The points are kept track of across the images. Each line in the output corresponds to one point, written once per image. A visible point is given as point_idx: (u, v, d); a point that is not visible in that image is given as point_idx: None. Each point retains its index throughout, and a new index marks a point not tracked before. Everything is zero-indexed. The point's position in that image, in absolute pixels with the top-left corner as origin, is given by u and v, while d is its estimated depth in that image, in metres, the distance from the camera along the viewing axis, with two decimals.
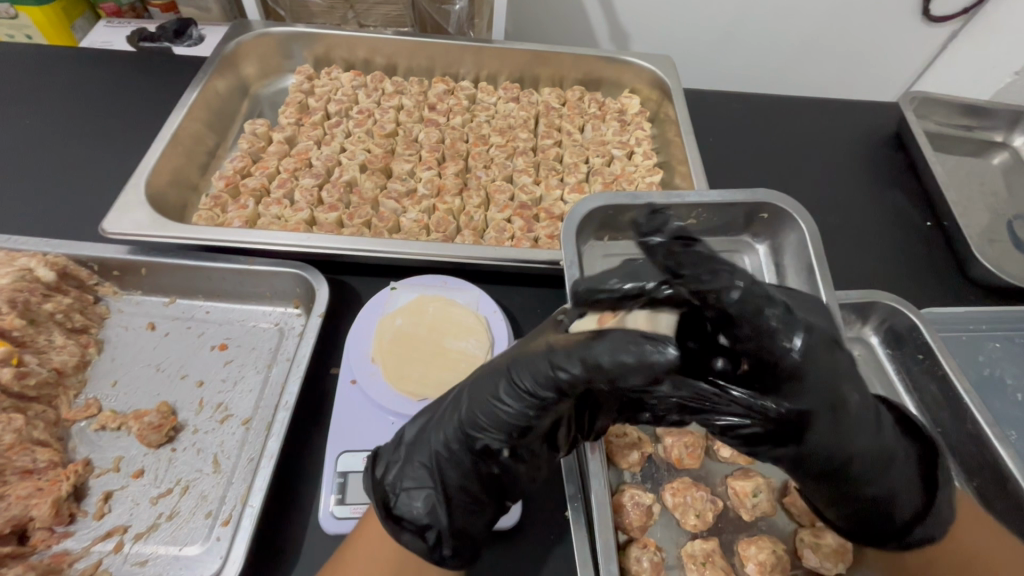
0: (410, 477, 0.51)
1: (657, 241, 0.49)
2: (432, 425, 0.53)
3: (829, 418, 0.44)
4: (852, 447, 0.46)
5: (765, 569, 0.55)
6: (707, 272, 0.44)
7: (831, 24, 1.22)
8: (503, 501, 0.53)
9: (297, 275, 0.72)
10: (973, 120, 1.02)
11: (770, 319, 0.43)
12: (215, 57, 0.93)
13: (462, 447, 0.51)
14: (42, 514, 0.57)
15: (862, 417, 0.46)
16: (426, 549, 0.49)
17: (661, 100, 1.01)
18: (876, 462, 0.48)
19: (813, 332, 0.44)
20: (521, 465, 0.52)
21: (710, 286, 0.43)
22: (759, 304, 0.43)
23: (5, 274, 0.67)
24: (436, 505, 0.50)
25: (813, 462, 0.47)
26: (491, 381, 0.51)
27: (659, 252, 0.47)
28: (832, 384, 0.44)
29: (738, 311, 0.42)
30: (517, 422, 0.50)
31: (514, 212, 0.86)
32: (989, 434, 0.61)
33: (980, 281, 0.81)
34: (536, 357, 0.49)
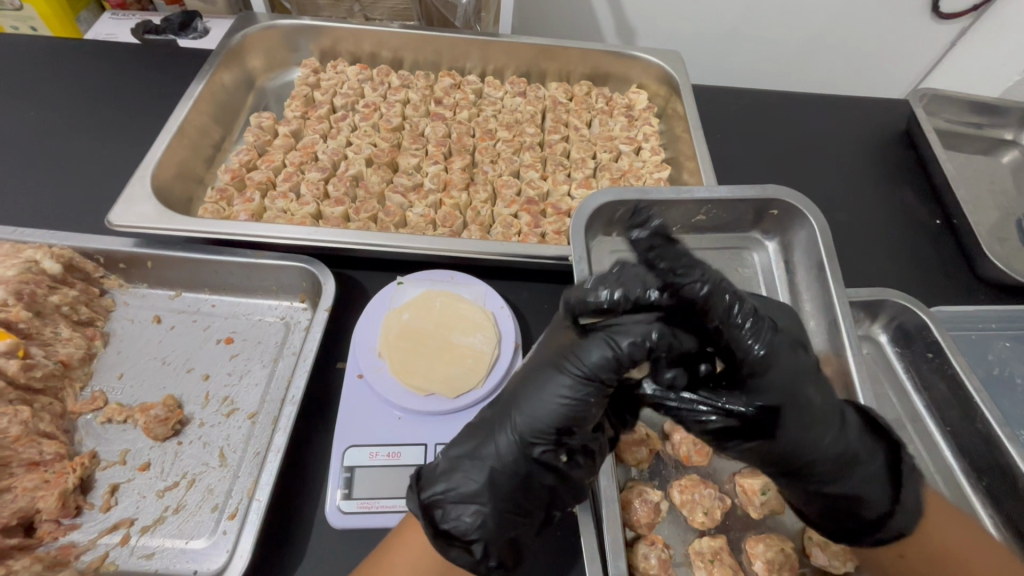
0: (460, 490, 0.50)
1: (641, 234, 0.46)
2: (483, 434, 0.52)
3: (789, 414, 0.49)
4: (809, 445, 0.50)
5: (773, 567, 0.55)
6: (681, 269, 0.45)
7: (840, 21, 1.21)
8: (553, 509, 0.52)
9: (303, 268, 0.71)
10: (984, 117, 1.02)
11: (740, 318, 0.46)
12: (221, 49, 0.92)
13: (514, 455, 0.50)
14: (49, 507, 0.57)
15: (821, 417, 0.50)
16: (473, 562, 0.49)
17: (668, 96, 1.00)
18: (837, 462, 0.51)
19: (777, 332, 0.48)
20: (577, 471, 0.50)
21: (687, 281, 0.45)
22: (727, 302, 0.45)
23: (12, 265, 0.66)
24: (485, 518, 0.49)
25: (774, 459, 0.51)
26: (546, 381, 0.50)
27: (642, 246, 0.46)
28: (794, 384, 0.48)
29: (713, 304, 0.44)
30: (572, 424, 0.49)
31: (520, 207, 0.85)
32: (1000, 434, 0.60)
33: (989, 280, 0.81)
34: (590, 346, 0.48)
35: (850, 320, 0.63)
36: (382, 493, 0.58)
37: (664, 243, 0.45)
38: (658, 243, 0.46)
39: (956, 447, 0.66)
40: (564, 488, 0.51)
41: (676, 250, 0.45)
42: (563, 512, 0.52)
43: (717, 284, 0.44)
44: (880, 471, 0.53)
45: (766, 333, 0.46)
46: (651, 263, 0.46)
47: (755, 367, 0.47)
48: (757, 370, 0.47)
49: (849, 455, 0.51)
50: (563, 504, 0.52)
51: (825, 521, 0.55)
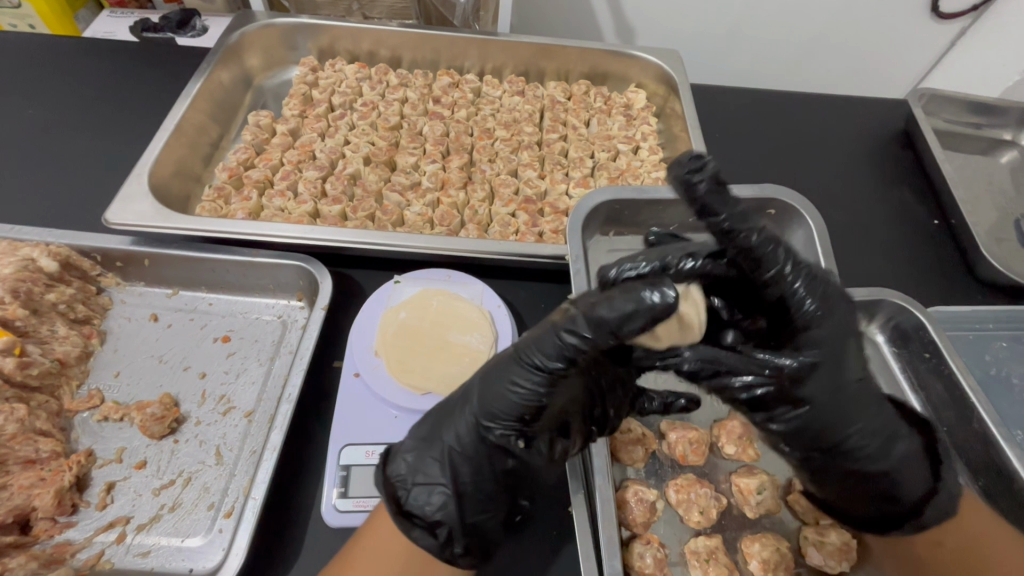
0: (422, 473, 0.49)
1: (699, 180, 0.47)
2: (445, 419, 0.52)
3: (835, 372, 0.48)
4: (852, 415, 0.50)
5: (769, 567, 0.55)
6: (739, 218, 0.47)
7: (839, 21, 1.21)
8: (517, 498, 0.52)
9: (300, 267, 0.71)
10: (983, 118, 1.01)
11: (787, 270, 0.48)
12: (219, 47, 0.92)
13: (474, 439, 0.50)
14: (44, 505, 0.57)
15: (863, 383, 0.50)
16: (438, 547, 0.47)
17: (667, 95, 1.00)
18: (878, 438, 0.51)
19: (826, 286, 0.49)
20: (535, 457, 0.51)
21: (740, 228, 0.47)
22: (776, 253, 0.48)
23: (8, 264, 0.66)
24: (448, 501, 0.48)
25: (818, 432, 0.50)
26: (504, 367, 0.50)
27: (697, 192, 0.47)
28: (844, 337, 0.49)
29: (760, 254, 0.48)
30: (531, 409, 0.49)
31: (518, 206, 0.85)
32: (996, 434, 0.60)
33: (986, 280, 0.80)
34: (540, 335, 0.48)
35: None
36: (377, 492, 0.59)
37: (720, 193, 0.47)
38: (714, 192, 0.47)
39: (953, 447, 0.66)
40: (524, 476, 0.51)
41: (730, 199, 0.47)
42: (529, 502, 0.53)
43: (766, 235, 0.47)
44: (912, 455, 0.54)
45: (817, 286, 0.49)
46: (705, 209, 0.47)
47: (806, 317, 0.48)
48: (806, 321, 0.48)
49: (887, 433, 0.52)
50: (529, 492, 0.52)
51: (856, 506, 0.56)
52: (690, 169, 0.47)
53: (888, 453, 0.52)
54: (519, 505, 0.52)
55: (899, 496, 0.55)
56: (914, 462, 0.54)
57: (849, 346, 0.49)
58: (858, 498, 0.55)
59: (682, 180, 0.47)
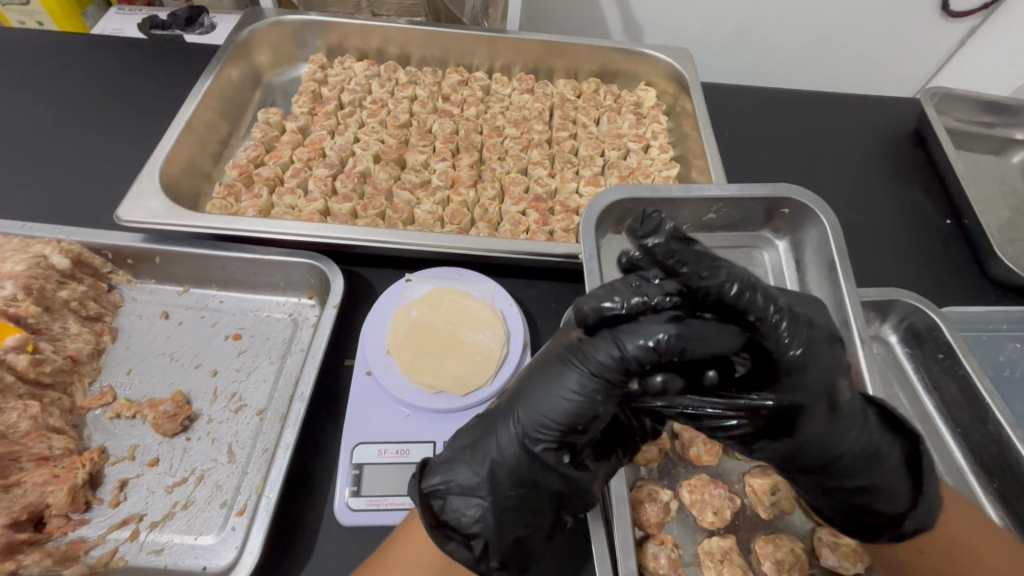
0: (461, 485, 0.50)
1: (656, 242, 0.42)
2: (488, 431, 0.51)
3: (820, 412, 0.47)
4: (838, 441, 0.48)
5: (782, 568, 0.55)
6: (705, 270, 0.42)
7: (849, 19, 1.20)
8: (560, 513, 0.51)
9: (312, 265, 0.71)
10: (996, 117, 1.01)
11: (769, 313, 0.43)
12: (228, 45, 0.92)
13: (517, 451, 0.49)
14: (58, 502, 0.57)
15: (848, 412, 0.48)
16: (473, 560, 0.48)
17: (677, 93, 1.00)
18: (861, 460, 0.50)
19: (811, 329, 0.46)
20: (581, 471, 0.50)
21: (710, 282, 0.42)
22: (758, 302, 0.43)
23: (21, 260, 0.66)
24: (485, 514, 0.48)
25: (800, 457, 0.49)
26: (556, 375, 0.48)
27: (658, 254, 0.42)
28: (828, 380, 0.46)
29: (740, 304, 0.42)
30: (578, 421, 0.48)
31: (529, 205, 0.85)
32: (1011, 435, 0.60)
33: (1000, 280, 0.80)
34: (597, 344, 0.47)
35: (861, 319, 0.63)
36: (391, 491, 0.58)
37: (682, 247, 0.42)
38: (675, 247, 0.42)
39: (967, 449, 0.66)
40: (570, 492, 0.50)
41: (695, 251, 0.43)
42: (573, 518, 0.52)
43: (741, 283, 0.42)
44: (899, 466, 0.52)
45: (801, 330, 0.45)
46: (671, 268, 0.43)
47: (789, 364, 0.45)
48: (791, 367, 0.45)
49: (873, 450, 0.50)
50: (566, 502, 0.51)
51: (838, 521, 0.55)
52: (644, 229, 0.43)
53: (873, 468, 0.51)
54: (563, 519, 0.51)
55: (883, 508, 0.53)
56: (898, 475, 0.52)
57: (834, 385, 0.46)
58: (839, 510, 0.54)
59: (638, 243, 0.43)
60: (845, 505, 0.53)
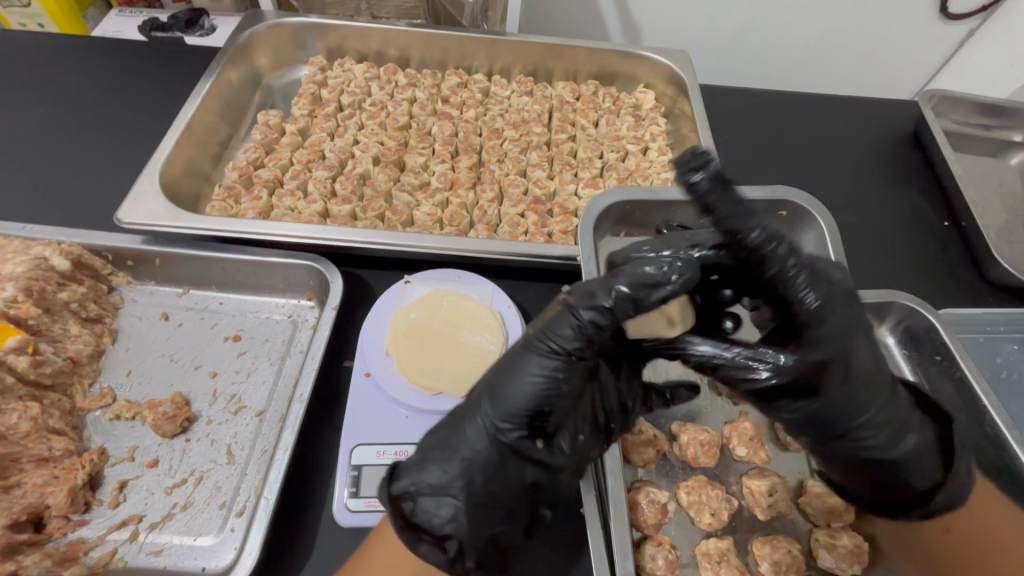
0: (431, 485, 0.49)
1: (700, 177, 0.44)
2: (456, 427, 0.51)
3: (840, 369, 0.49)
4: (862, 407, 0.51)
5: (779, 569, 0.55)
6: (740, 214, 0.45)
7: (848, 22, 1.21)
8: (536, 507, 0.51)
9: (311, 267, 0.71)
10: (994, 119, 1.01)
11: (791, 266, 0.46)
12: (228, 47, 0.92)
13: (485, 445, 0.50)
14: (58, 503, 0.57)
15: (871, 376, 0.51)
16: (448, 562, 0.48)
17: (676, 95, 1.00)
18: (887, 431, 0.52)
19: (832, 286, 0.48)
20: (555, 455, 0.51)
21: (740, 227, 0.45)
22: (780, 252, 0.46)
23: (21, 262, 0.66)
24: (458, 513, 0.48)
25: (826, 422, 0.51)
26: (518, 361, 0.50)
27: (701, 191, 0.45)
28: (846, 334, 0.48)
29: (761, 248, 0.46)
30: (544, 403, 0.49)
31: (528, 207, 0.85)
32: (1008, 436, 0.59)
33: (997, 282, 0.80)
34: (556, 319, 0.49)
35: None
36: None
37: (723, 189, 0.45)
38: (718, 188, 0.45)
39: None
40: (544, 481, 0.51)
41: (733, 194, 0.45)
42: (551, 512, 0.52)
43: (767, 233, 0.45)
44: (921, 448, 0.55)
45: (821, 284, 0.47)
46: (706, 209, 0.45)
47: (810, 318, 0.47)
48: (811, 319, 0.47)
49: (900, 425, 0.53)
50: (550, 502, 0.52)
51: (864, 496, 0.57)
52: (691, 165, 0.45)
53: (898, 442, 0.53)
54: (540, 514, 0.52)
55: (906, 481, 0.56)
56: (926, 451, 0.55)
57: (853, 342, 0.49)
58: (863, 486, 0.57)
59: (683, 179, 0.45)
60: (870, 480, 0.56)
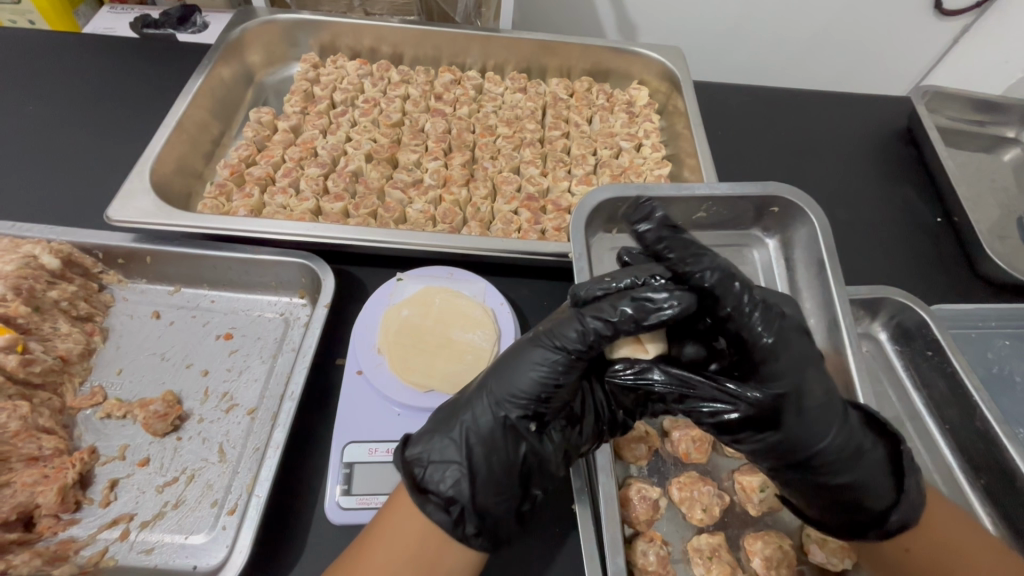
0: (438, 452, 0.49)
1: (647, 228, 0.50)
2: (463, 403, 0.51)
3: (796, 402, 0.47)
4: (815, 434, 0.48)
5: (771, 565, 0.55)
6: (689, 257, 0.49)
7: (842, 17, 1.20)
8: (529, 489, 0.50)
9: (302, 264, 0.71)
10: (984, 115, 1.01)
11: (746, 304, 0.48)
12: (220, 43, 0.92)
13: (490, 419, 0.49)
14: (48, 502, 0.57)
15: (827, 405, 0.48)
16: (451, 523, 0.47)
17: (670, 92, 1.00)
18: (845, 454, 0.49)
19: (784, 320, 0.49)
20: (547, 445, 0.51)
21: (692, 268, 0.48)
22: (736, 288, 0.48)
23: (10, 260, 0.66)
24: (461, 478, 0.48)
25: (790, 451, 0.49)
26: (524, 349, 0.50)
27: (649, 240, 0.50)
28: (801, 369, 0.48)
29: (718, 290, 0.48)
30: (546, 390, 0.49)
31: (521, 204, 0.86)
32: (999, 432, 0.61)
33: (988, 276, 0.80)
34: (564, 320, 0.49)
35: (850, 317, 0.63)
36: (380, 490, 0.59)
37: (673, 234, 0.50)
38: (666, 234, 0.50)
39: (956, 446, 0.66)
40: (538, 465, 0.50)
41: (682, 239, 0.50)
42: (543, 494, 0.51)
43: (721, 275, 0.48)
44: (881, 463, 0.51)
45: (775, 321, 0.48)
46: (660, 253, 0.50)
47: (764, 351, 0.47)
48: (766, 353, 0.47)
49: (855, 446, 0.50)
50: (541, 483, 0.51)
51: (829, 522, 0.52)
52: (638, 217, 0.51)
53: (855, 462, 0.49)
54: (533, 497, 0.51)
55: (869, 506, 0.50)
56: (880, 468, 0.51)
57: (808, 375, 0.48)
58: (828, 511, 0.52)
59: (633, 228, 0.51)
60: (832, 503, 0.51)
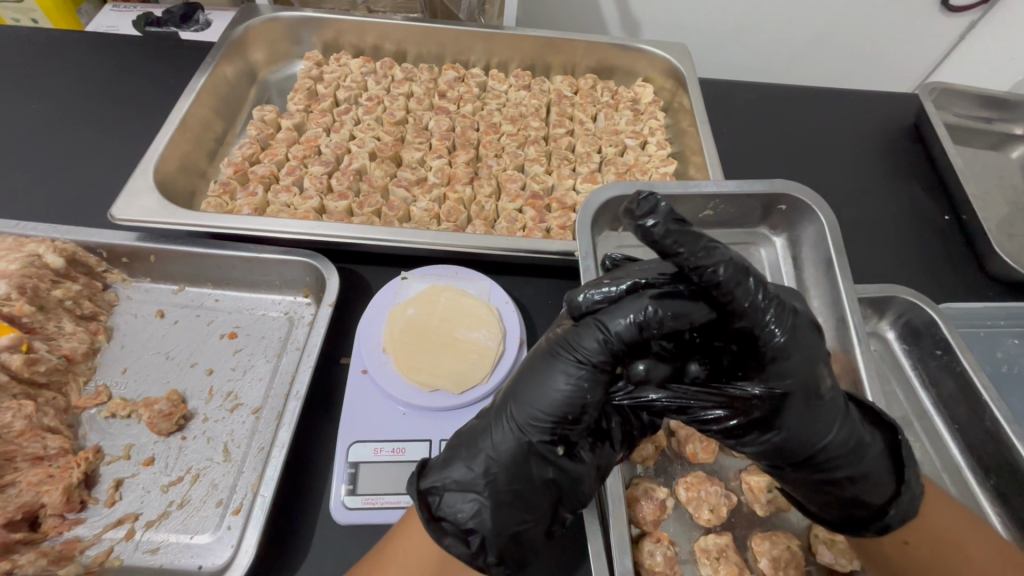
0: (457, 480, 0.49)
1: (655, 223, 0.41)
2: (484, 427, 0.50)
3: (801, 399, 0.47)
4: (820, 430, 0.48)
5: (779, 566, 0.55)
6: (702, 254, 0.42)
7: (848, 14, 1.19)
8: (558, 509, 0.50)
9: (307, 263, 0.71)
10: (994, 112, 1.00)
11: (761, 302, 0.44)
12: (223, 41, 0.92)
13: (512, 444, 0.48)
14: (53, 501, 0.57)
15: (831, 403, 0.48)
16: (470, 555, 0.46)
17: (675, 89, 0.99)
18: (848, 449, 0.49)
19: (794, 317, 0.46)
20: (579, 464, 0.49)
21: (706, 265, 0.42)
22: (749, 285, 0.43)
23: (15, 260, 0.66)
24: (482, 509, 0.47)
25: (793, 451, 0.49)
26: (544, 368, 0.49)
27: (658, 236, 0.41)
28: (809, 370, 0.46)
29: (733, 286, 0.43)
30: (569, 410, 0.48)
31: (525, 202, 0.85)
32: (1009, 432, 0.60)
33: (997, 275, 0.80)
34: (582, 330, 0.48)
35: (859, 316, 0.63)
36: (386, 489, 0.58)
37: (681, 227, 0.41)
38: (676, 228, 0.41)
39: (965, 446, 0.66)
40: (566, 485, 0.49)
41: (691, 233, 0.41)
42: (574, 516, 0.50)
43: (734, 269, 0.42)
44: (882, 455, 0.51)
45: (786, 318, 0.45)
46: (670, 250, 0.41)
47: (773, 351, 0.45)
48: (775, 351, 0.45)
49: (857, 440, 0.49)
50: (573, 505, 0.50)
51: (824, 514, 0.53)
52: (640, 212, 0.41)
53: (859, 456, 0.49)
54: (563, 518, 0.50)
55: (868, 501, 0.51)
56: (883, 463, 0.50)
57: (817, 372, 0.46)
58: (827, 506, 0.52)
59: (637, 225, 0.41)
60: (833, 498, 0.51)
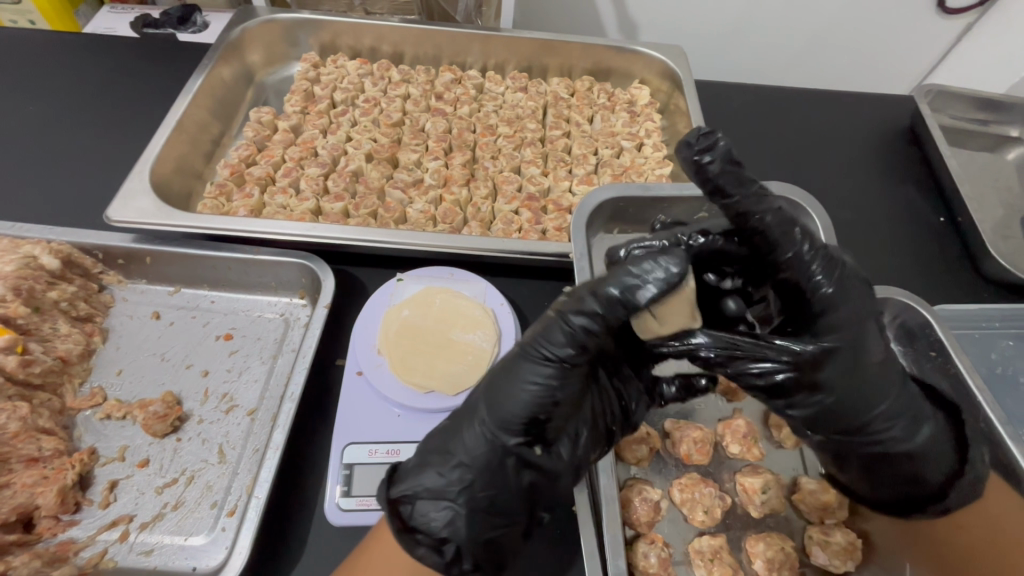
0: (428, 489, 0.49)
1: (710, 159, 0.49)
2: (456, 431, 0.50)
3: (852, 355, 0.50)
4: (872, 394, 0.51)
5: (773, 567, 0.55)
6: (750, 197, 0.50)
7: (845, 16, 1.20)
8: (534, 510, 0.50)
9: (303, 265, 0.71)
10: (990, 114, 1.01)
11: (805, 251, 0.50)
12: (220, 43, 0.92)
13: (484, 449, 0.49)
14: (47, 503, 0.57)
15: (885, 363, 0.52)
16: (444, 564, 0.47)
17: (671, 91, 0.99)
18: (900, 416, 0.53)
19: (844, 271, 0.51)
20: (555, 460, 0.50)
21: (756, 208, 0.49)
22: (796, 233, 0.50)
23: (10, 261, 0.66)
24: (455, 516, 0.47)
25: (841, 413, 0.52)
26: (512, 371, 0.49)
27: (711, 171, 0.49)
28: (858, 324, 0.50)
29: (779, 231, 0.50)
30: (540, 411, 0.48)
31: (521, 204, 0.85)
32: (1003, 435, 0.55)
33: (992, 277, 0.80)
34: (549, 326, 0.47)
35: None
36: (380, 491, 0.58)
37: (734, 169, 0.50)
38: (728, 168, 0.50)
39: None
40: (541, 486, 0.50)
41: (742, 177, 0.50)
42: (551, 516, 0.51)
43: (780, 216, 0.50)
44: (944, 437, 0.57)
45: (836, 271, 0.50)
46: (722, 188, 0.50)
47: (823, 302, 0.50)
48: (824, 304, 0.50)
49: (912, 410, 0.54)
50: (548, 505, 0.51)
51: (881, 494, 0.58)
52: (698, 148, 0.49)
53: (914, 433, 0.54)
54: (539, 518, 0.51)
55: (927, 478, 0.56)
56: (942, 441, 0.56)
57: (869, 328, 0.50)
58: (882, 486, 0.57)
59: (694, 161, 0.49)
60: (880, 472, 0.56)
